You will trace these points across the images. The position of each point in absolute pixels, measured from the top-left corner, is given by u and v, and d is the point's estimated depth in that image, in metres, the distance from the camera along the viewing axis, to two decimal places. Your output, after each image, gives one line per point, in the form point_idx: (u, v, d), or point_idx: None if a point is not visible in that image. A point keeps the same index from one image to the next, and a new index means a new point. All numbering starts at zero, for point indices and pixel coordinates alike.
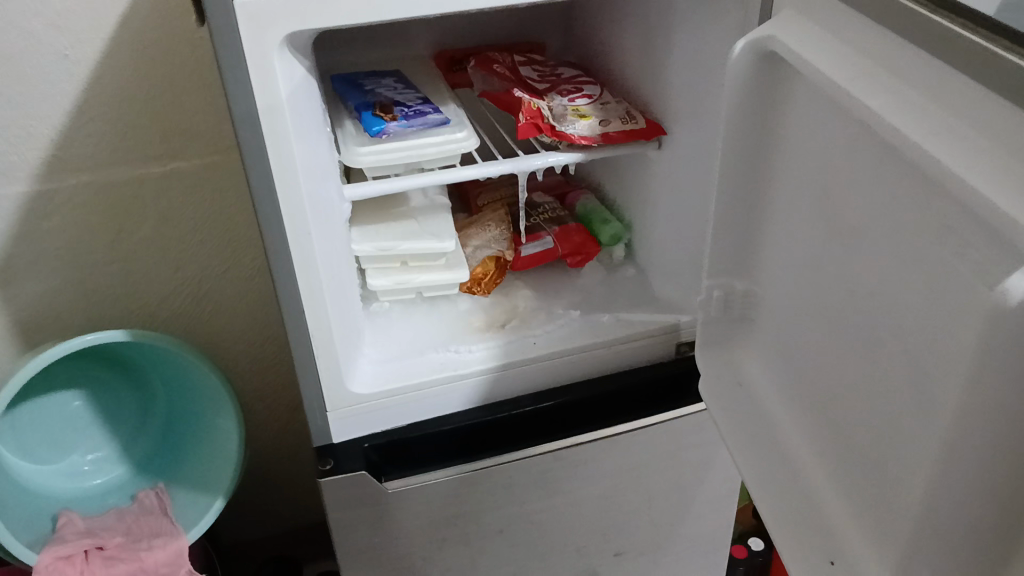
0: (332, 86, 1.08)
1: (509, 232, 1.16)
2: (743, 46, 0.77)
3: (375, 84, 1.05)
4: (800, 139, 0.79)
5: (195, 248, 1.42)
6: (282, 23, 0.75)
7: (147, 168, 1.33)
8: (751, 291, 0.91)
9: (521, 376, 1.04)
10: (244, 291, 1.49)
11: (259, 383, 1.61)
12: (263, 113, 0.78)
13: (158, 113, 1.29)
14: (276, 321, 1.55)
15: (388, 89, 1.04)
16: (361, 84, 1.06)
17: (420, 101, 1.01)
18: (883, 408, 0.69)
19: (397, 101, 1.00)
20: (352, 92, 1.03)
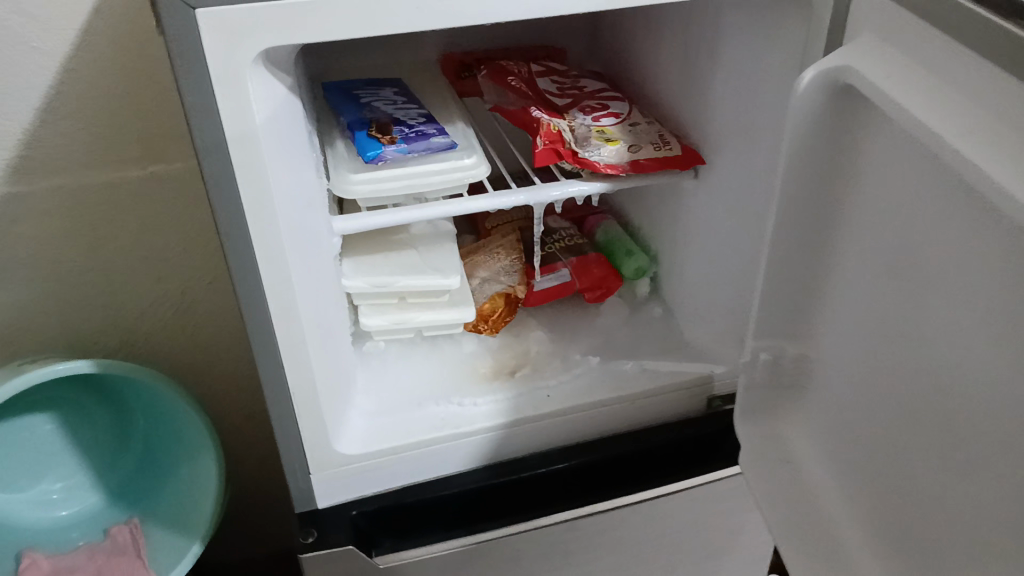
0: (324, 97, 0.95)
1: (520, 263, 1.04)
2: (812, 75, 0.64)
3: (372, 97, 0.92)
4: (882, 191, 0.66)
5: (174, 259, 1.25)
6: (257, 37, 0.61)
7: (123, 170, 1.16)
8: (805, 356, 0.79)
9: (531, 434, 0.93)
10: (224, 310, 1.33)
11: (236, 411, 1.46)
12: (232, 143, 0.65)
13: (140, 113, 1.12)
14: (245, 347, 1.38)
15: (388, 103, 0.90)
16: (356, 95, 0.93)
17: (424, 119, 0.87)
18: (997, 531, 0.57)
19: (397, 119, 0.87)
20: (346, 106, 0.90)
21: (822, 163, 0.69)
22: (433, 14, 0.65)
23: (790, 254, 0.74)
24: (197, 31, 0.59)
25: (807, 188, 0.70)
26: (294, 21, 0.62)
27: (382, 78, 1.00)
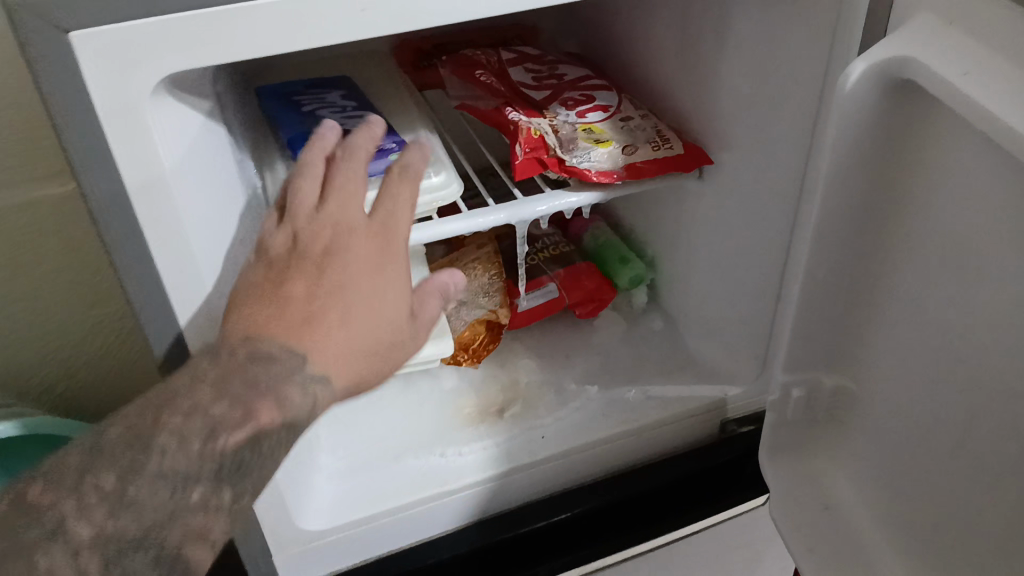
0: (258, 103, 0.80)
1: (500, 280, 0.91)
2: (863, 68, 0.51)
3: (316, 102, 0.78)
4: (944, 211, 0.54)
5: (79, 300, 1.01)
6: (157, 63, 0.46)
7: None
8: (844, 390, 0.68)
9: (528, 482, 0.81)
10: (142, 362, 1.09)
11: None
12: (135, 196, 0.50)
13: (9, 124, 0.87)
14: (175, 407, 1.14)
15: (336, 110, 0.76)
16: (297, 101, 0.78)
17: (381, 130, 0.74)
18: None
19: (347, 131, 0.73)
20: (285, 115, 0.75)
21: (871, 174, 0.57)
22: (383, 15, 0.50)
23: (831, 280, 0.62)
24: (74, 62, 0.44)
25: (853, 204, 0.58)
26: (196, 37, 0.46)
27: (325, 76, 0.85)
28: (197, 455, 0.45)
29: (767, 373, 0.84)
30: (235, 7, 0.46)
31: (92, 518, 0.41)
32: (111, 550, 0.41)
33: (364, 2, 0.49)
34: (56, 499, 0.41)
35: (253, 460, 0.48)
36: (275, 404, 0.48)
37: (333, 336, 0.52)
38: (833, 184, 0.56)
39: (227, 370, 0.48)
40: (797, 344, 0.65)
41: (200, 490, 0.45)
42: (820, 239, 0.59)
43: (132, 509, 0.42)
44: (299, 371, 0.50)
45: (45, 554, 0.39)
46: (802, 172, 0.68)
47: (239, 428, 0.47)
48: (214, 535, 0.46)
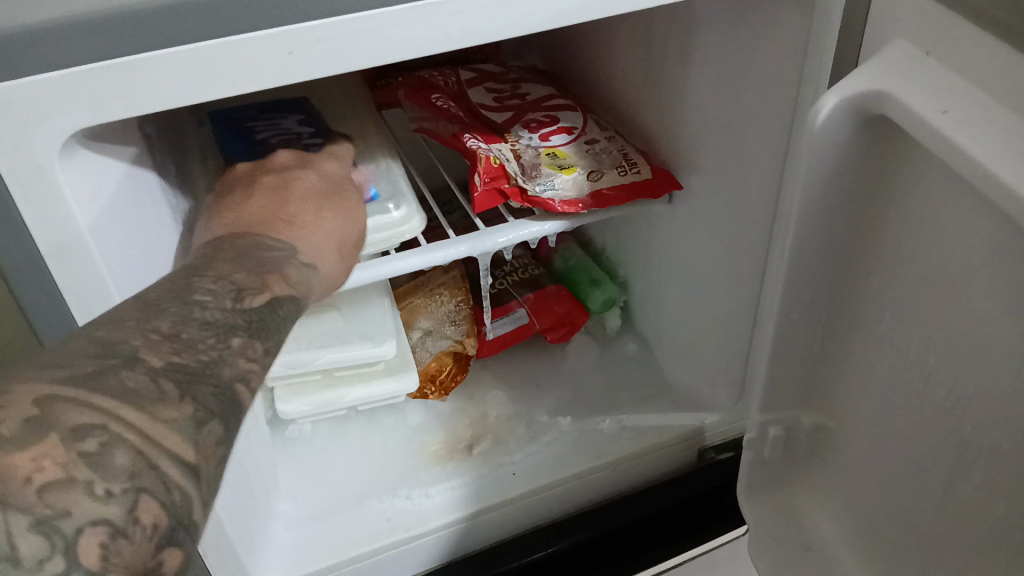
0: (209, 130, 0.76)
1: (467, 306, 0.87)
2: (835, 102, 0.47)
3: (271, 129, 0.73)
4: (925, 252, 0.50)
5: None
6: (61, 118, 0.42)
7: None
8: (822, 429, 0.64)
9: (499, 522, 0.77)
10: None
11: None
12: (51, 258, 0.46)
13: None
14: None
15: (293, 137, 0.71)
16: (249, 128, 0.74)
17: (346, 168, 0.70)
18: None
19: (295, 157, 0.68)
20: (236, 145, 0.71)
21: (846, 210, 0.53)
22: (314, 55, 0.46)
23: (807, 318, 0.58)
24: None
25: (827, 241, 0.54)
26: (102, 89, 0.42)
27: (281, 98, 0.80)
28: (231, 311, 0.44)
29: (744, 400, 0.80)
30: (144, 56, 0.42)
31: (159, 351, 0.39)
32: (181, 377, 0.38)
33: (291, 43, 0.45)
34: (122, 335, 0.39)
35: (274, 324, 0.46)
36: (280, 278, 0.50)
37: (305, 237, 0.55)
38: (806, 221, 0.53)
39: (233, 254, 0.50)
40: (773, 383, 0.61)
41: (238, 338, 0.43)
42: (793, 278, 0.55)
43: (189, 349, 0.40)
44: (290, 256, 0.52)
45: (128, 375, 0.37)
46: (774, 200, 0.64)
47: (259, 294, 0.47)
48: (258, 382, 0.42)
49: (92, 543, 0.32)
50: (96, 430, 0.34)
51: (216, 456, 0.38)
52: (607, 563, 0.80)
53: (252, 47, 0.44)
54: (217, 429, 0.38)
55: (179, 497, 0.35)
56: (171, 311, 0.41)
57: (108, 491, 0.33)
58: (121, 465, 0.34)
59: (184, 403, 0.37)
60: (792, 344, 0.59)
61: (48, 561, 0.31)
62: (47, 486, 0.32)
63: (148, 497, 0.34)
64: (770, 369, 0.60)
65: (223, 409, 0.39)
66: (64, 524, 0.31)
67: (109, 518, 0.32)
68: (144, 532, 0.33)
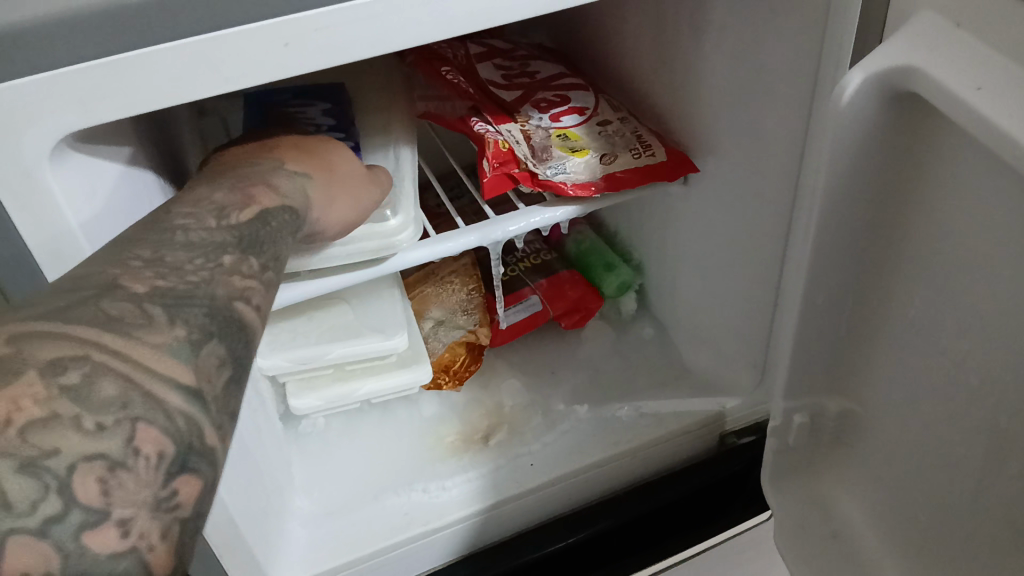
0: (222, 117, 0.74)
1: (479, 295, 0.86)
2: (862, 79, 0.45)
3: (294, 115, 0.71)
4: (956, 234, 0.48)
5: None
6: (50, 122, 0.40)
7: None
8: (847, 416, 0.62)
9: (517, 512, 0.76)
10: None
11: None
12: (48, 265, 0.45)
13: None
14: None
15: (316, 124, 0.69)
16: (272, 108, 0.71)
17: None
18: None
19: None
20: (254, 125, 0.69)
21: (872, 192, 0.51)
22: (312, 47, 0.44)
23: (832, 305, 0.56)
24: None
25: (852, 225, 0.52)
26: (92, 90, 0.40)
27: (319, 82, 0.78)
28: (217, 229, 0.43)
29: (764, 384, 0.78)
30: (134, 54, 0.40)
31: (139, 277, 0.37)
32: (166, 300, 0.36)
33: (286, 34, 0.43)
34: (101, 269, 0.37)
35: (265, 237, 0.45)
36: (268, 192, 0.50)
37: (284, 163, 0.55)
38: (831, 203, 0.50)
39: (214, 179, 0.50)
40: (797, 371, 0.59)
41: (228, 256, 0.41)
42: (817, 264, 0.53)
43: (174, 271, 0.38)
44: (273, 175, 0.52)
45: (107, 302, 0.34)
46: (794, 180, 0.62)
47: (244, 210, 0.46)
48: (257, 301, 0.41)
49: (89, 478, 0.29)
50: (77, 361, 0.31)
51: (219, 378, 0.35)
52: (628, 551, 0.79)
53: (246, 41, 0.42)
54: (217, 351, 0.36)
55: (183, 421, 0.33)
56: (150, 240, 0.40)
57: (98, 424, 0.30)
58: (109, 395, 0.31)
59: (175, 327, 0.35)
60: (815, 332, 0.57)
61: (43, 501, 0.28)
62: (29, 426, 0.29)
63: (146, 424, 0.31)
64: (794, 355, 0.58)
65: (218, 329, 0.37)
66: (53, 463, 0.29)
67: (104, 452, 0.30)
68: (148, 463, 0.31)
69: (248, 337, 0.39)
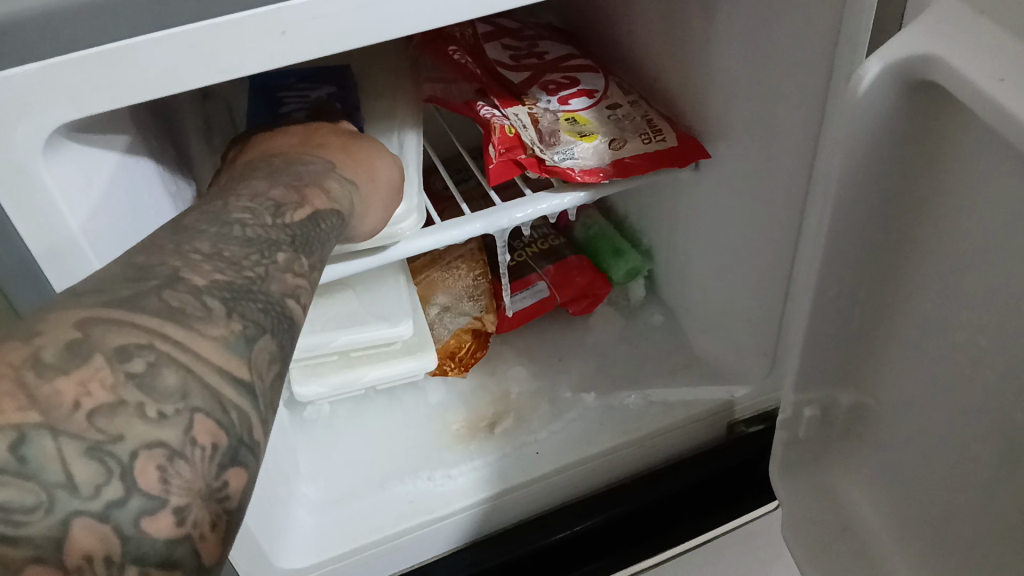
0: (225, 101, 0.73)
1: (485, 280, 0.85)
2: (879, 68, 0.43)
3: (300, 100, 0.69)
4: (976, 228, 0.46)
5: None
6: (42, 114, 0.39)
7: None
8: (859, 410, 0.61)
9: (524, 501, 0.76)
10: None
11: None
12: (44, 258, 0.44)
13: None
14: None
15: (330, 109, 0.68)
16: (278, 92, 0.70)
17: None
18: None
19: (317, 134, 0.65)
20: (259, 111, 0.67)
21: (889, 183, 0.49)
22: (310, 33, 0.42)
23: (845, 297, 0.55)
24: None
25: (868, 216, 0.50)
26: (84, 83, 0.39)
27: (327, 64, 0.77)
28: (273, 227, 0.42)
29: (775, 373, 0.77)
30: (127, 43, 0.39)
31: (199, 270, 0.36)
32: (225, 294, 0.35)
33: (283, 22, 0.41)
34: (160, 258, 0.36)
35: (318, 239, 0.45)
36: (322, 194, 0.49)
37: (333, 161, 0.55)
38: (846, 194, 0.49)
39: (268, 171, 0.50)
40: (809, 364, 0.58)
41: (283, 253, 0.41)
42: (831, 257, 0.52)
43: (233, 265, 0.37)
44: (327, 173, 0.52)
45: (169, 294, 0.34)
46: (809, 167, 0.60)
47: (300, 209, 0.46)
48: (305, 299, 0.40)
49: (150, 465, 0.29)
50: (143, 350, 0.31)
51: (269, 373, 0.35)
52: (634, 540, 0.78)
53: (241, 28, 0.41)
54: (268, 347, 0.36)
55: (235, 415, 0.33)
56: (208, 232, 0.39)
57: (161, 413, 0.30)
58: (171, 385, 0.31)
59: (231, 320, 0.35)
60: (828, 325, 0.56)
61: (106, 487, 0.28)
62: (97, 411, 0.29)
63: (203, 416, 0.31)
64: (806, 348, 0.57)
65: (272, 325, 0.36)
66: (119, 449, 0.29)
67: (166, 441, 0.30)
68: (203, 453, 0.31)
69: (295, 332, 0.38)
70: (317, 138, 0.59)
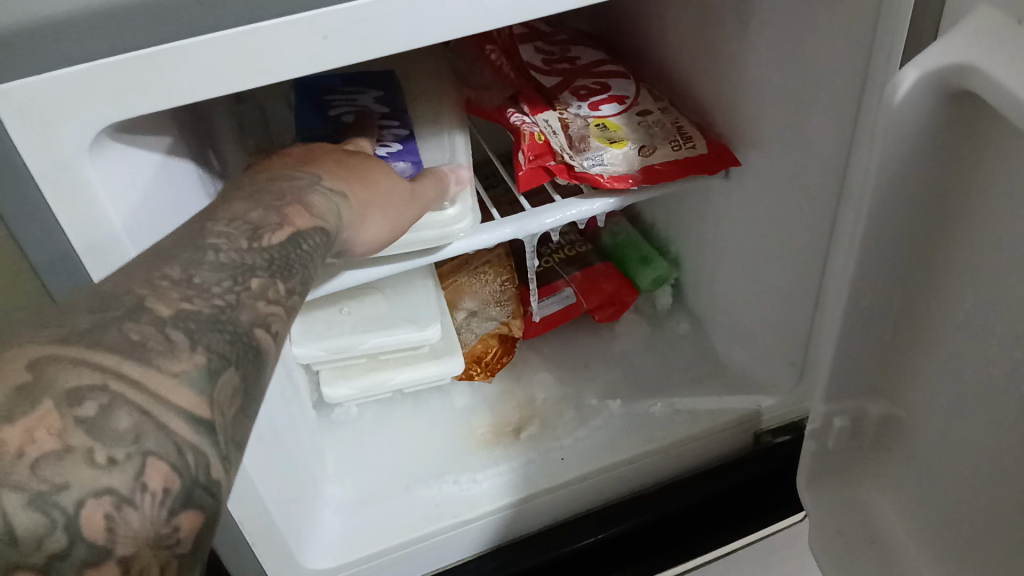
0: (260, 105, 0.74)
1: (512, 286, 0.85)
2: (916, 77, 0.44)
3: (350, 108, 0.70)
4: (1011, 241, 0.46)
5: None
6: (88, 113, 0.40)
7: None
8: (890, 422, 0.60)
9: (548, 507, 0.76)
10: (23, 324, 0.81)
11: None
12: (86, 255, 0.45)
13: None
14: None
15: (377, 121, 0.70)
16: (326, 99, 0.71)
17: (400, 146, 0.68)
18: None
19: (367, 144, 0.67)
20: (307, 115, 0.69)
21: (923, 195, 0.49)
22: (350, 37, 0.43)
23: (877, 308, 0.54)
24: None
25: (901, 227, 0.50)
26: (131, 85, 0.40)
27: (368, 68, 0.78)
28: (249, 251, 0.41)
29: (804, 383, 0.76)
30: (176, 45, 0.40)
31: (167, 299, 0.36)
32: (190, 326, 0.35)
33: (325, 27, 0.42)
34: (125, 287, 0.36)
35: (298, 260, 0.44)
36: (304, 210, 0.48)
37: (319, 173, 0.53)
38: (879, 203, 0.49)
39: (251, 188, 0.48)
40: (838, 374, 0.57)
41: (257, 279, 0.40)
42: (863, 268, 0.51)
43: (202, 293, 0.37)
44: (313, 186, 0.51)
45: (130, 326, 0.34)
46: (841, 176, 0.60)
47: (279, 229, 0.44)
48: (278, 327, 0.40)
49: (97, 514, 0.29)
50: (95, 391, 0.31)
51: (231, 409, 0.35)
52: (658, 548, 0.78)
53: (283, 31, 0.41)
54: (233, 379, 0.36)
55: (191, 455, 0.32)
56: (181, 256, 0.39)
57: (110, 458, 0.30)
58: (124, 427, 0.31)
59: (195, 354, 0.34)
60: (859, 335, 0.55)
61: (49, 538, 0.28)
62: (42, 459, 0.29)
63: (155, 459, 0.31)
64: (836, 358, 0.56)
65: (237, 356, 0.36)
66: (63, 498, 0.29)
67: (114, 487, 0.30)
68: (154, 498, 0.31)
69: (262, 363, 0.38)
70: (311, 152, 0.58)
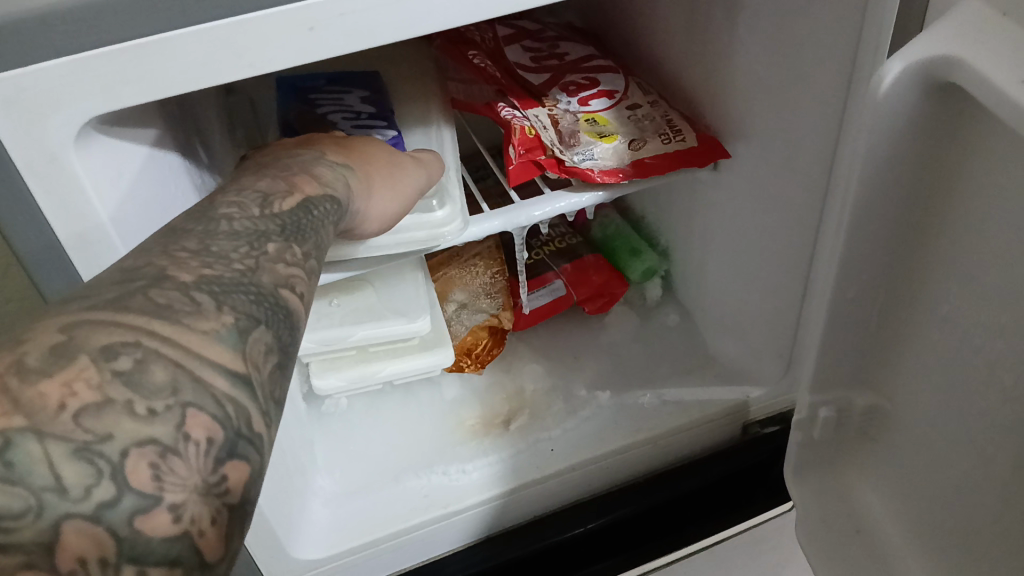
0: (249, 97, 0.74)
1: (503, 279, 0.86)
2: (900, 69, 0.43)
3: (337, 108, 0.71)
4: (994, 226, 0.46)
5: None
6: (75, 105, 0.40)
7: None
8: (876, 410, 0.61)
9: (536, 497, 0.76)
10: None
11: None
12: (71, 245, 0.45)
13: None
14: None
15: (362, 119, 0.70)
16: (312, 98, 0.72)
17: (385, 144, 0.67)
18: None
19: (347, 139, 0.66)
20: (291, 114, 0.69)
21: (910, 184, 0.49)
22: (337, 28, 0.43)
23: (865, 297, 0.54)
24: None
25: (889, 216, 0.50)
26: (115, 76, 0.40)
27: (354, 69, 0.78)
28: (261, 218, 0.42)
29: (791, 375, 0.77)
30: (157, 38, 0.39)
31: (187, 267, 0.36)
32: (214, 288, 0.35)
33: (311, 19, 0.42)
34: (146, 260, 0.36)
35: (310, 226, 0.45)
36: (312, 180, 0.49)
37: (321, 152, 0.55)
38: (867, 193, 0.49)
39: (263, 168, 0.50)
40: (827, 365, 0.57)
41: (273, 243, 0.41)
42: (849, 257, 0.52)
43: (221, 259, 0.37)
44: (319, 162, 0.52)
45: (156, 292, 0.33)
46: (829, 167, 0.60)
47: (288, 197, 0.46)
48: (301, 289, 0.40)
49: (141, 464, 0.29)
50: (129, 347, 0.31)
51: (266, 365, 0.35)
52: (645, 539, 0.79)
53: (268, 24, 0.41)
54: (264, 338, 0.35)
55: (231, 407, 0.32)
56: (196, 231, 0.39)
57: (150, 409, 0.30)
58: (161, 381, 0.30)
59: (222, 313, 0.34)
60: (848, 325, 0.55)
61: (97, 487, 0.28)
62: (83, 411, 0.28)
63: (195, 411, 0.31)
64: (824, 348, 0.56)
65: (265, 314, 0.36)
66: (107, 448, 0.28)
67: (157, 437, 0.29)
68: (198, 448, 0.30)
69: (292, 323, 0.38)
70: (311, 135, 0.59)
